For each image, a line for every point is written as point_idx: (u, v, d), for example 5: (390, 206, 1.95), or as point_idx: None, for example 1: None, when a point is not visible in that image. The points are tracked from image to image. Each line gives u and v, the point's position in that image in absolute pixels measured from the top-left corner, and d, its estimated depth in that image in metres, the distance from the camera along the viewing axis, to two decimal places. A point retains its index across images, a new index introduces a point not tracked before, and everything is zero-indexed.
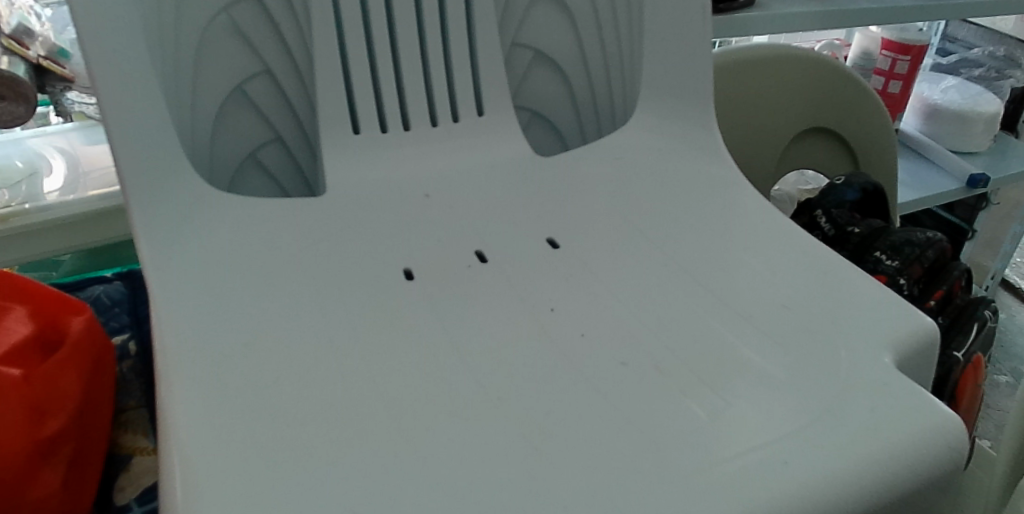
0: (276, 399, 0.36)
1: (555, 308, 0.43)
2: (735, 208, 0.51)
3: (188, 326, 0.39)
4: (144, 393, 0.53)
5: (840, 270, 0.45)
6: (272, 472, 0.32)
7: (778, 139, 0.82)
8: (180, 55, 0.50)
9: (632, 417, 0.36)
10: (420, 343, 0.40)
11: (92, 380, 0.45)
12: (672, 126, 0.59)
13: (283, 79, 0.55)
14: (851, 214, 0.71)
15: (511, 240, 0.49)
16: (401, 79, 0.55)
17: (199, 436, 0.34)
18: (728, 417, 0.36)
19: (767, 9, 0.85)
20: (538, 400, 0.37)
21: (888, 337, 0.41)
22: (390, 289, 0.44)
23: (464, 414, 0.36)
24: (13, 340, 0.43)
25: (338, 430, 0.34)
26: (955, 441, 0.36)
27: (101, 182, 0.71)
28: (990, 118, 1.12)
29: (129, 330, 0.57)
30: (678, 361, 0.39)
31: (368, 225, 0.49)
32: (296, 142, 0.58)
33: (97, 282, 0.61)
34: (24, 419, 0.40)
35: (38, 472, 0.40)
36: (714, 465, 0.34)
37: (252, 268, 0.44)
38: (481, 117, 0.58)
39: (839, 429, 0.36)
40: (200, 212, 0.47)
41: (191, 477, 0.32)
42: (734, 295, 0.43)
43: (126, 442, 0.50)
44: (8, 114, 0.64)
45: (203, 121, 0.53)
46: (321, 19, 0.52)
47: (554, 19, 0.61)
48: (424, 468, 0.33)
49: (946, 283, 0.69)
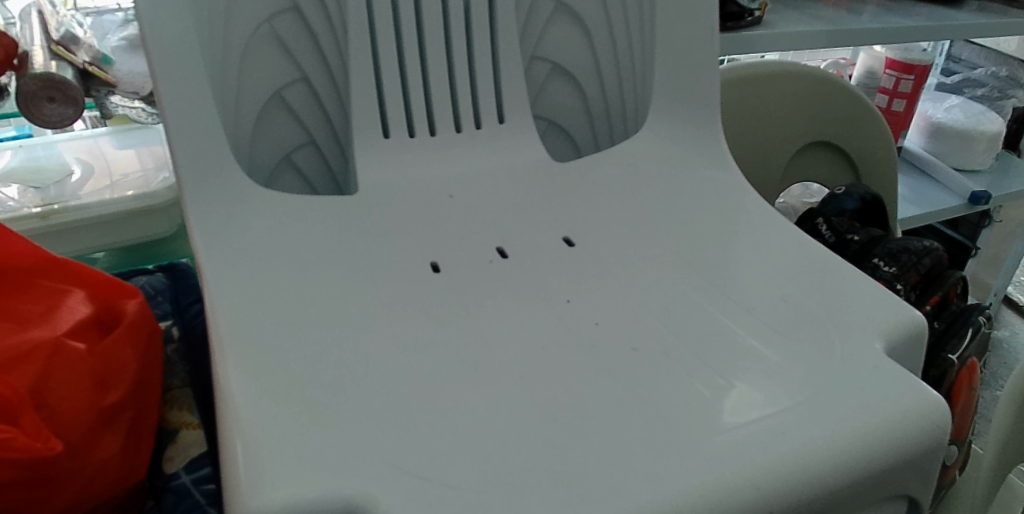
0: (319, 373, 0.40)
1: (571, 299, 0.46)
2: (740, 210, 0.55)
3: (238, 309, 0.43)
4: (187, 373, 0.57)
5: (838, 268, 0.49)
6: (317, 435, 0.36)
7: (784, 150, 0.86)
8: (227, 62, 0.54)
9: (642, 394, 0.39)
10: (449, 327, 0.44)
11: (145, 358, 0.49)
12: (683, 135, 0.62)
13: (319, 86, 0.59)
14: (850, 222, 0.75)
15: (530, 238, 0.52)
16: (429, 86, 0.59)
17: (254, 401, 0.38)
18: (729, 395, 0.39)
19: (774, 28, 0.89)
20: (556, 378, 0.40)
21: (879, 327, 0.44)
22: (418, 279, 0.47)
23: (487, 390, 0.39)
24: (76, 318, 0.47)
25: (377, 399, 0.38)
26: (940, 420, 0.40)
27: (132, 184, 0.75)
28: (992, 136, 1.15)
29: (172, 317, 0.61)
30: (684, 347, 0.43)
31: (398, 222, 0.53)
32: (328, 145, 0.61)
33: (140, 274, 0.65)
34: (89, 389, 0.44)
35: (101, 436, 0.44)
36: (716, 436, 0.37)
37: (293, 256, 0.48)
38: (502, 124, 0.62)
39: (832, 408, 0.39)
40: (244, 206, 0.51)
41: (248, 437, 0.36)
42: (738, 290, 0.47)
43: (173, 417, 0.53)
44: (57, 116, 0.66)
45: (245, 124, 0.57)
46: (357, 30, 0.56)
47: (572, 34, 0.65)
48: (454, 433, 0.37)
49: (942, 290, 0.72)
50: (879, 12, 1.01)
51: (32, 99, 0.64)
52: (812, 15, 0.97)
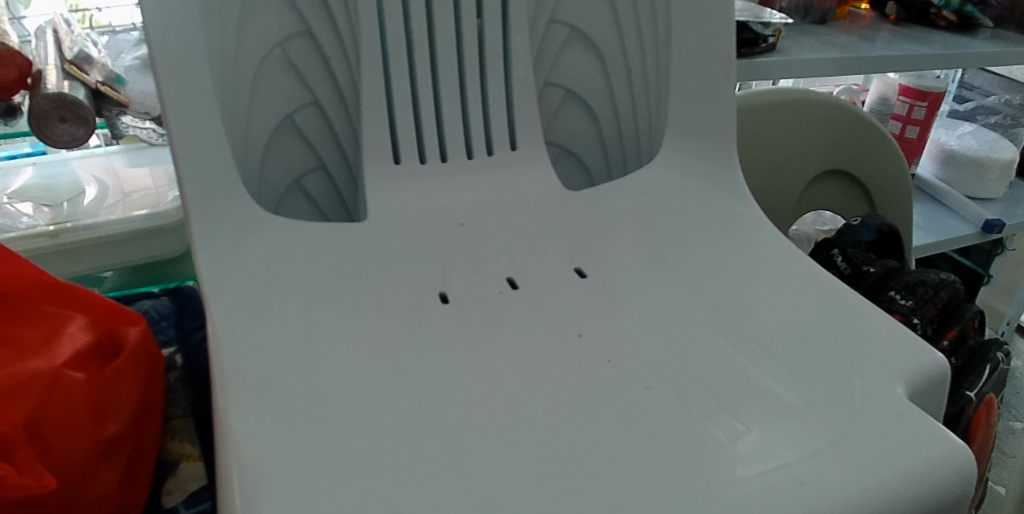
0: (325, 410, 0.38)
1: (583, 333, 0.45)
2: (757, 245, 0.54)
3: (243, 340, 0.42)
4: (189, 402, 0.56)
5: (858, 305, 0.48)
6: (319, 476, 0.35)
7: (799, 178, 0.85)
8: (238, 86, 0.53)
9: (656, 438, 0.38)
10: (457, 362, 0.42)
11: (145, 389, 0.49)
12: (696, 165, 0.62)
13: (330, 111, 0.58)
14: (866, 254, 0.74)
15: (541, 269, 0.51)
16: (441, 111, 0.59)
17: (254, 438, 0.36)
18: (746, 440, 0.38)
19: (789, 54, 0.89)
20: (567, 420, 0.39)
21: (901, 370, 0.43)
22: (426, 311, 0.46)
23: (495, 432, 0.38)
24: (77, 346, 0.46)
25: (383, 439, 0.37)
26: (963, 469, 0.38)
27: (142, 203, 0.74)
28: (1005, 164, 1.13)
29: (175, 344, 0.60)
30: (700, 387, 0.41)
31: (407, 250, 0.52)
32: (338, 170, 0.61)
33: (145, 298, 0.65)
34: (85, 422, 0.43)
35: (97, 472, 0.43)
36: (734, 485, 0.36)
37: (300, 286, 0.47)
38: (514, 151, 0.61)
39: (854, 456, 0.38)
40: (252, 233, 0.50)
41: (248, 479, 0.35)
42: (754, 327, 0.46)
43: (173, 448, 0.52)
44: (68, 136, 0.65)
45: (254, 149, 0.56)
46: (368, 54, 0.55)
47: (586, 60, 0.64)
48: (460, 477, 0.35)
49: (960, 324, 0.70)
50: (892, 40, 1.00)
51: (44, 120, 0.63)
52: (827, 42, 0.96)
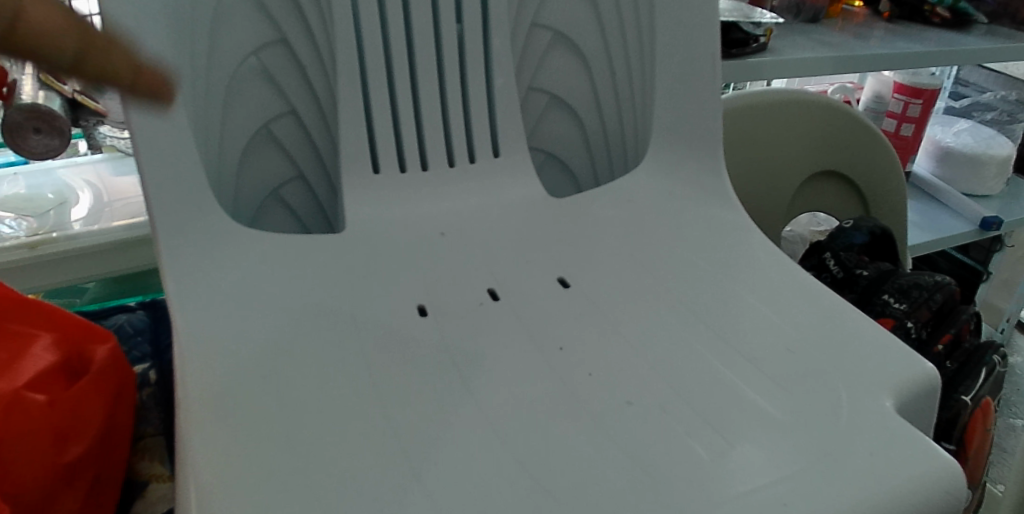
0: (293, 431, 0.37)
1: (564, 347, 0.44)
2: (744, 253, 0.52)
3: (212, 359, 0.41)
4: (162, 420, 0.55)
5: (847, 315, 0.46)
6: (285, 501, 0.34)
7: (789, 181, 0.84)
8: (211, 95, 0.52)
9: (636, 456, 0.37)
10: (432, 378, 0.41)
11: (112, 409, 0.47)
12: (683, 170, 0.60)
13: (307, 119, 0.57)
14: (859, 257, 0.73)
15: (522, 279, 0.50)
16: (420, 118, 0.57)
17: (218, 462, 0.35)
18: (728, 457, 0.37)
19: (780, 54, 0.87)
20: (545, 438, 0.38)
21: (889, 381, 0.42)
22: (404, 326, 0.45)
23: (470, 452, 0.37)
24: (41, 366, 0.45)
25: (354, 461, 0.36)
26: (954, 483, 0.37)
27: (124, 213, 0.73)
28: (1002, 161, 1.13)
29: (150, 359, 0.59)
30: (682, 402, 0.40)
31: (385, 262, 0.50)
32: (317, 180, 0.60)
33: (121, 312, 0.64)
34: (47, 445, 0.42)
35: (58, 497, 0.42)
36: (715, 504, 0.35)
37: (274, 302, 0.46)
38: (497, 158, 0.60)
39: (841, 473, 0.36)
40: (226, 247, 0.49)
41: (209, 506, 0.33)
42: (740, 338, 0.45)
43: (144, 468, 0.51)
44: (42, 148, 0.64)
45: (229, 161, 0.55)
46: (345, 61, 0.54)
47: (569, 65, 0.63)
48: (432, 500, 0.34)
49: (955, 327, 0.69)
50: (884, 37, 0.99)
51: (18, 131, 0.62)
52: (819, 41, 0.95)
